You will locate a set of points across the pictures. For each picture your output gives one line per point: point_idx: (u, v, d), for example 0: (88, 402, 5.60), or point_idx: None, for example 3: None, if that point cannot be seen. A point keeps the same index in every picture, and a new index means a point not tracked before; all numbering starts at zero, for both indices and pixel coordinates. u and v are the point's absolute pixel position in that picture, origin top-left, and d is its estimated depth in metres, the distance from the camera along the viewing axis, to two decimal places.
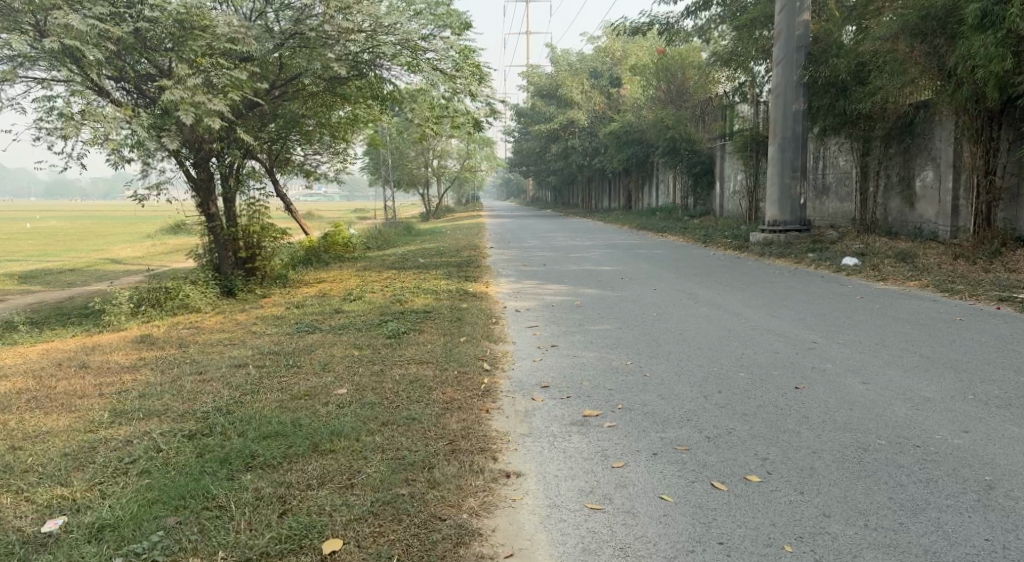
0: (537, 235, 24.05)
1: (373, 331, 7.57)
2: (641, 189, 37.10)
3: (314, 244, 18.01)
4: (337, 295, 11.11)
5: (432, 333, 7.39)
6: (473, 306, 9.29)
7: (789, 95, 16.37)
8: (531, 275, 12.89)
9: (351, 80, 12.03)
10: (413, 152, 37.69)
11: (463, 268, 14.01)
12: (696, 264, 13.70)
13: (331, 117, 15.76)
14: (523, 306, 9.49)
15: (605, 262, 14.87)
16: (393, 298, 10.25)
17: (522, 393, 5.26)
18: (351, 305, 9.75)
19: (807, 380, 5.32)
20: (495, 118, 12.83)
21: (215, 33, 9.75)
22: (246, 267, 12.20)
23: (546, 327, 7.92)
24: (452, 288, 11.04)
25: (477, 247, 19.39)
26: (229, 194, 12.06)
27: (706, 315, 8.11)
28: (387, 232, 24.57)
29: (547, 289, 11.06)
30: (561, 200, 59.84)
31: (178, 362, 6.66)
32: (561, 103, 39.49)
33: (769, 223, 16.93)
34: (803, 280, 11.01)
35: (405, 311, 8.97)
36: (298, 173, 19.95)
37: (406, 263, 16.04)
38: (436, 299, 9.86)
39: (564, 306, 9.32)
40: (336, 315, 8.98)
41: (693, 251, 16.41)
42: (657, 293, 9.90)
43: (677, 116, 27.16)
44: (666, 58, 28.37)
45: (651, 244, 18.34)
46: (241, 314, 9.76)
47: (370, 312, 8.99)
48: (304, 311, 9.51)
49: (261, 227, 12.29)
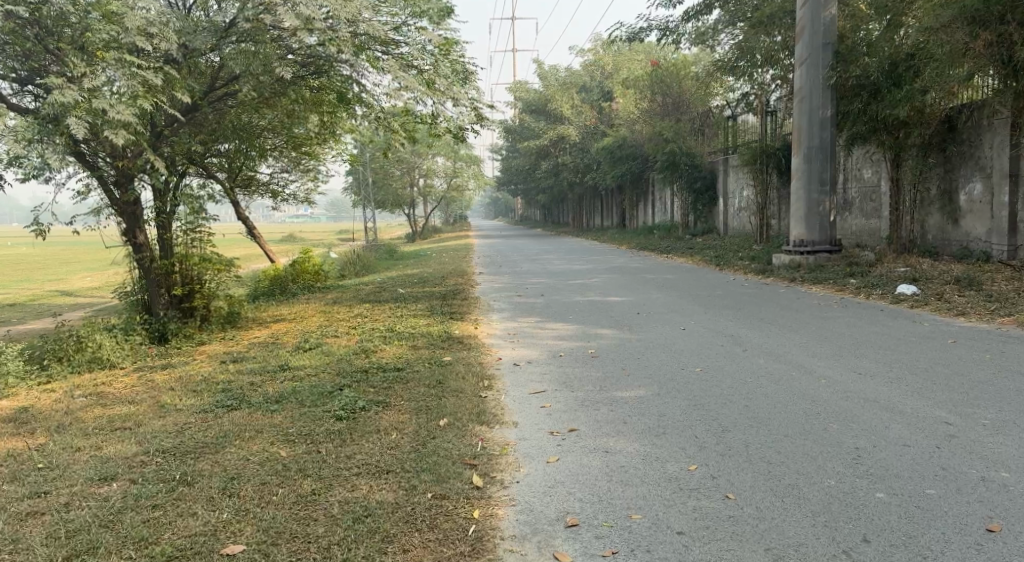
0: (529, 257, 22.11)
1: (316, 410, 5.42)
2: (636, 207, 35.19)
3: (279, 273, 15.95)
4: (291, 341, 9.02)
5: (398, 413, 5.24)
6: (455, 359, 7.19)
7: (815, 100, 14.31)
8: (527, 310, 10.83)
9: (310, 80, 10.03)
10: (396, 171, 35.71)
11: (448, 301, 11.98)
12: (720, 293, 11.71)
13: (295, 129, 13.72)
14: (522, 357, 7.44)
15: (612, 291, 12.85)
16: (359, 345, 8.22)
17: (539, 543, 3.30)
18: (304, 360, 7.62)
19: (992, 510, 3.41)
20: (482, 126, 10.81)
21: (125, 24, 7.68)
22: (184, 305, 10.13)
23: (555, 395, 5.80)
24: (433, 330, 8.96)
25: (465, 273, 17.41)
26: (163, 218, 9.98)
27: (769, 375, 6.05)
28: (368, 257, 22.61)
29: (550, 330, 9.01)
30: (552, 218, 57.96)
31: (23, 467, 4.56)
32: (550, 118, 37.63)
33: (795, 242, 14.86)
34: (863, 315, 9.00)
35: (369, 370, 6.83)
36: (263, 193, 17.88)
37: (382, 294, 13.98)
38: (413, 351, 7.75)
39: (574, 358, 7.22)
40: (280, 377, 6.85)
41: (710, 275, 14.42)
42: (690, 339, 7.77)
43: (677, 129, 25.28)
44: (660, 69, 26.64)
45: (658, 268, 16.33)
46: (161, 373, 7.69)
47: (325, 372, 6.88)
48: (243, 367, 7.47)
49: (201, 258, 10.22)
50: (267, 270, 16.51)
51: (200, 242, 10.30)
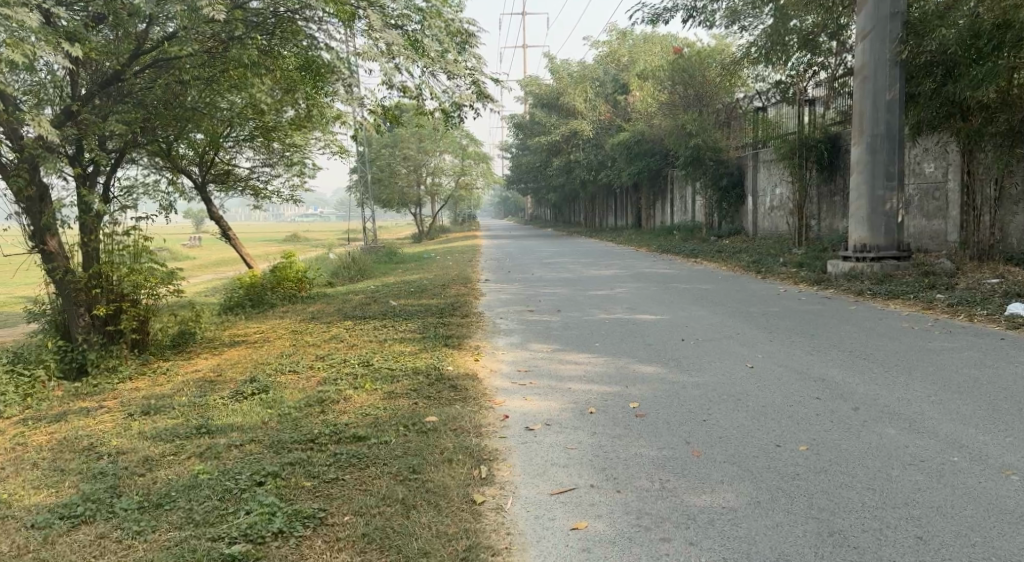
0: (541, 260, 20.00)
1: (201, 537, 3.43)
2: (653, 206, 32.99)
3: (256, 280, 13.93)
4: (233, 379, 6.99)
5: (331, 554, 3.26)
6: (444, 421, 5.04)
7: (881, 80, 11.81)
8: (541, 333, 8.68)
9: (270, 42, 8.02)
10: (402, 169, 33.69)
11: (445, 318, 9.92)
12: (777, 310, 9.53)
13: (266, 111, 11.66)
14: (536, 414, 5.29)
15: (642, 305, 10.72)
16: (317, 390, 6.16)
17: None
18: (234, 418, 5.53)
19: None
20: (485, 102, 8.69)
21: None
22: (108, 329, 8.17)
23: (587, 501, 3.69)
24: (419, 365, 6.84)
25: (469, 280, 15.34)
26: (86, 217, 8.03)
27: (918, 465, 3.93)
28: (365, 259, 20.59)
29: (573, 364, 6.88)
30: (564, 217, 55.90)
31: None
32: (562, 112, 35.44)
33: (854, 248, 12.32)
34: (986, 347, 6.80)
35: (314, 444, 4.72)
36: (241, 189, 15.86)
37: (369, 306, 11.95)
38: (386, 403, 5.63)
39: (610, 417, 5.08)
40: (189, 449, 4.82)
41: (755, 285, 12.25)
42: (767, 389, 5.62)
43: (702, 122, 23.07)
44: (683, 57, 24.43)
45: (689, 277, 14.11)
46: (42, 433, 5.71)
47: (252, 445, 4.81)
48: (151, 428, 5.45)
49: (129, 267, 8.17)
50: (243, 277, 14.45)
51: (131, 249, 8.24)
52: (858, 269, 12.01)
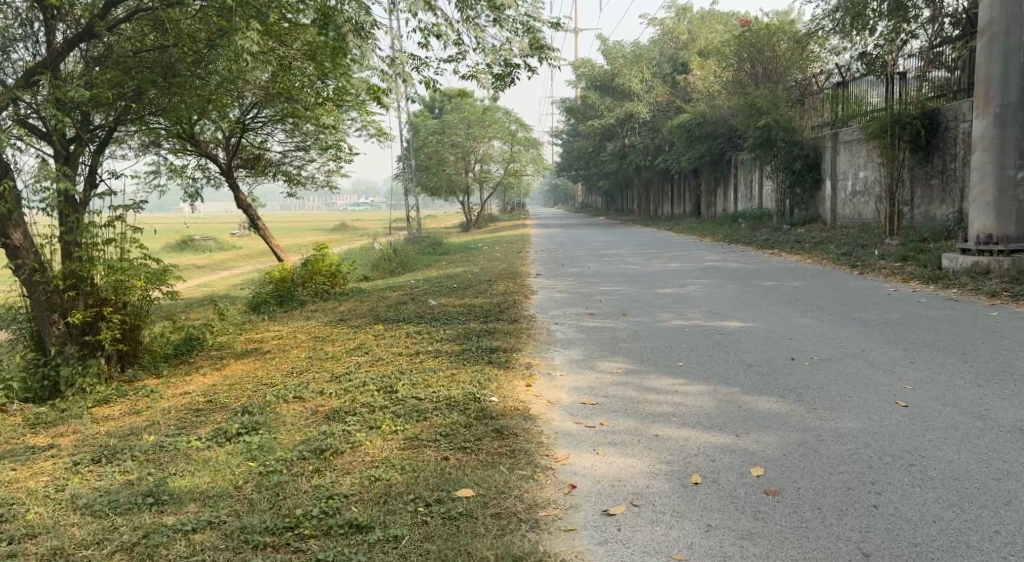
0: (597, 252, 18.31)
1: None
2: (715, 193, 30.89)
3: (286, 274, 12.55)
4: (222, 409, 5.53)
5: None
6: (484, 500, 3.49)
7: (1015, 36, 9.83)
8: (608, 346, 7.05)
9: None
10: (450, 156, 32.19)
11: (492, 323, 8.37)
12: (898, 317, 7.73)
13: (290, 84, 10.24)
14: (618, 484, 3.69)
15: (725, 307, 9.02)
16: (321, 432, 4.64)
17: None
18: (200, 479, 4.07)
19: None
20: (541, 59, 7.17)
21: None
22: (86, 341, 6.79)
23: None
24: (457, 394, 5.26)
25: (519, 274, 13.73)
26: (66, 203, 6.71)
27: None
28: (408, 249, 19.12)
29: (654, 395, 5.23)
30: (617, 205, 53.80)
31: None
32: (617, 94, 33.47)
33: (977, 239, 10.36)
34: None
35: (294, 538, 3.29)
36: (273, 174, 14.48)
37: (407, 306, 10.44)
38: (404, 459, 4.09)
39: (723, 498, 3.48)
40: (122, 537, 3.39)
41: (856, 283, 10.39)
42: (947, 450, 3.93)
43: (774, 98, 21.03)
44: (750, 30, 22.43)
45: (773, 273, 12.26)
46: None
47: (206, 535, 3.35)
48: (87, 491, 4.02)
49: (112, 264, 6.75)
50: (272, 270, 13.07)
51: (117, 243, 6.83)
52: (984, 264, 9.99)
